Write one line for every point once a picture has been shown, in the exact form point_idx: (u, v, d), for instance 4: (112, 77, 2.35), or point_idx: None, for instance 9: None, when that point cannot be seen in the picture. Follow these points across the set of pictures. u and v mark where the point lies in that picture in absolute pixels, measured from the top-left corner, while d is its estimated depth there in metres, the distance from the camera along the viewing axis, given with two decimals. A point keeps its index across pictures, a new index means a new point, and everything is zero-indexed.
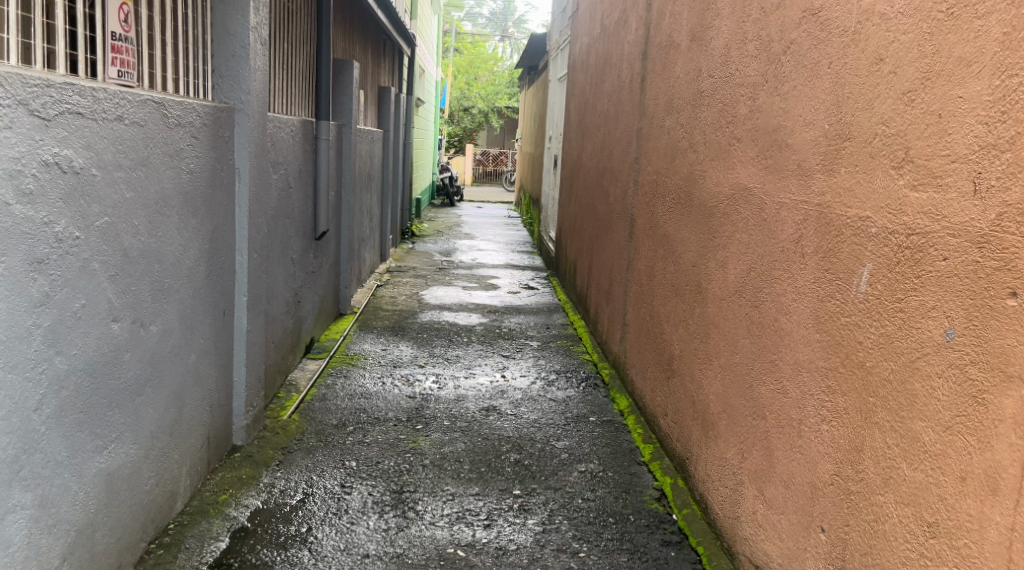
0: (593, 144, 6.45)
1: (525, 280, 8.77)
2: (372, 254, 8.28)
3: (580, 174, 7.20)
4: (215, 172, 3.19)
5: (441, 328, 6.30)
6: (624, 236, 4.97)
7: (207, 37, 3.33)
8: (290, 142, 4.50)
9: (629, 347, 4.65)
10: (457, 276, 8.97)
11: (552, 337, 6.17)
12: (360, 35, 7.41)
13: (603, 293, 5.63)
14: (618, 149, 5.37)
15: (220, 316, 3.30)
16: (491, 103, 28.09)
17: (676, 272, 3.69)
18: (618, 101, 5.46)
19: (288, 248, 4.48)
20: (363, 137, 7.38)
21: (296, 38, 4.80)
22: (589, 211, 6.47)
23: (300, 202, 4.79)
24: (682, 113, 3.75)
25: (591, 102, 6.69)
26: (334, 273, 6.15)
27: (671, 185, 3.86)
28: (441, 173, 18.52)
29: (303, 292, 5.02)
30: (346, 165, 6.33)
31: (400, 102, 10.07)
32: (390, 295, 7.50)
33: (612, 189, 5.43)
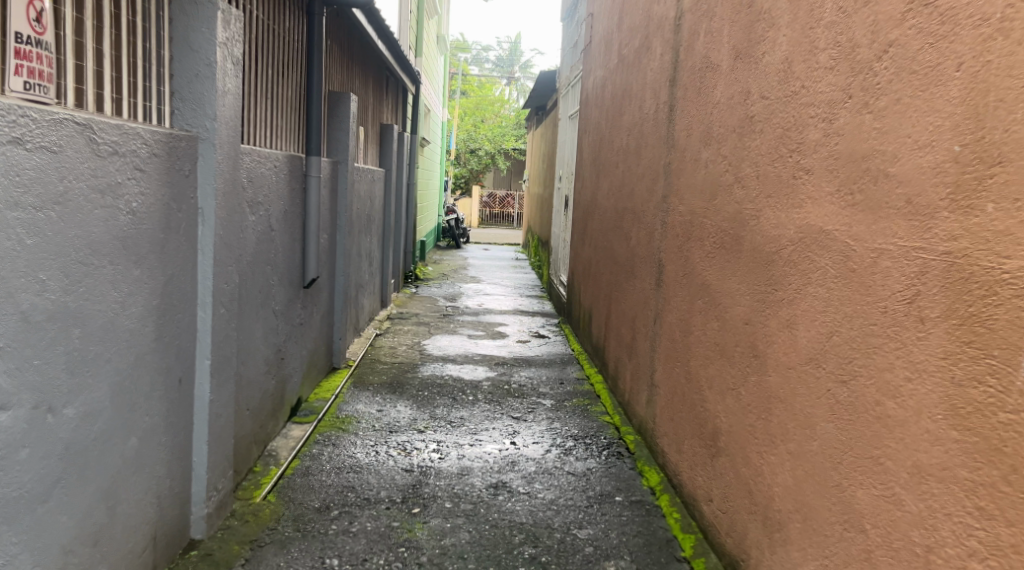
0: (611, 183, 5.92)
1: (535, 328, 8.19)
2: (371, 300, 7.72)
3: (595, 215, 6.66)
4: (170, 213, 2.65)
5: (443, 383, 5.69)
6: (650, 285, 4.39)
7: (167, 53, 2.81)
8: (273, 178, 3.97)
9: (660, 413, 4.04)
10: (462, 323, 8.39)
11: (567, 395, 5.55)
12: (359, 68, 6.93)
13: (625, 348, 5.03)
14: (641, 187, 4.82)
15: (174, 386, 2.73)
16: (497, 145, 27.86)
17: (722, 330, 3.09)
18: (641, 135, 4.93)
19: (267, 299, 3.91)
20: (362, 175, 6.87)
21: (283, 64, 4.29)
22: (607, 256, 5.91)
23: (284, 247, 4.24)
24: (723, 143, 3.21)
25: (608, 138, 6.17)
26: (326, 323, 5.57)
27: (713, 228, 3.29)
28: (447, 215, 18.11)
29: (288, 349, 4.44)
30: (342, 207, 5.79)
31: (403, 140, 9.58)
32: (388, 346, 6.91)
33: (636, 232, 4.87)
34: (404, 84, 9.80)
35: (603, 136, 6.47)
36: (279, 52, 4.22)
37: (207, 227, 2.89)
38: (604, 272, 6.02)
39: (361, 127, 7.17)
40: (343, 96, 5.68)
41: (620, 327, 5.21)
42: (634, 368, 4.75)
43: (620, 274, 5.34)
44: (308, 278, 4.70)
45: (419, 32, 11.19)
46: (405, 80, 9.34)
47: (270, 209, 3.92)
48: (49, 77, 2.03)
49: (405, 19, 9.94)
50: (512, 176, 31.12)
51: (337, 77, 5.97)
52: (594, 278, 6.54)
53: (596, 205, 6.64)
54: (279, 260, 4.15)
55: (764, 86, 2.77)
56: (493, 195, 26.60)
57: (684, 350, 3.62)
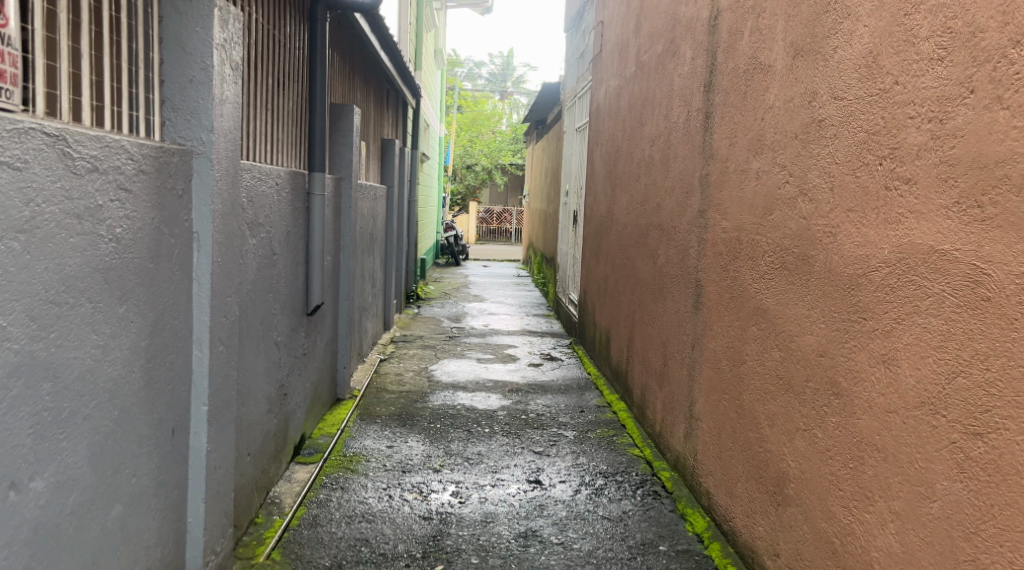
0: (631, 198, 5.59)
1: (546, 350, 7.83)
2: (374, 323, 7.35)
3: (612, 232, 6.32)
4: (161, 240, 2.29)
5: (456, 414, 5.32)
6: (687, 308, 4.05)
7: (156, 57, 2.46)
8: (274, 198, 3.62)
9: (704, 449, 3.68)
10: (469, 346, 8.02)
11: (589, 425, 5.18)
12: (361, 80, 6.60)
13: (655, 374, 4.68)
14: (671, 202, 4.48)
15: (166, 438, 2.37)
16: (494, 160, 27.60)
17: (787, 362, 2.74)
18: (668, 147, 4.59)
19: (269, 331, 3.55)
20: (364, 193, 6.53)
21: (284, 73, 3.95)
22: (629, 276, 5.56)
23: (286, 273, 3.88)
24: (780, 152, 2.88)
25: (627, 150, 5.84)
26: (330, 352, 5.20)
27: (770, 246, 2.94)
28: (446, 232, 17.80)
29: (291, 383, 4.07)
30: (345, 227, 5.43)
31: (404, 156, 9.25)
32: (394, 372, 6.54)
33: (666, 250, 4.52)
34: (404, 99, 9.46)
35: (619, 149, 6.14)
36: (280, 60, 3.88)
37: (203, 253, 2.54)
38: (625, 293, 5.68)
39: (364, 143, 6.82)
40: (346, 109, 5.34)
41: (648, 352, 4.86)
42: (667, 397, 4.39)
43: (646, 294, 4.99)
44: (312, 305, 4.33)
45: (419, 45, 10.90)
46: (405, 93, 9.01)
47: (271, 231, 3.57)
48: (13, 79, 1.67)
49: (405, 31, 9.64)
50: (509, 192, 30.89)
51: (339, 89, 5.64)
52: (612, 298, 6.19)
53: (613, 220, 6.30)
54: (282, 287, 3.79)
55: (836, 86, 2.44)
56: (491, 211, 26.35)
57: (736, 382, 3.27)
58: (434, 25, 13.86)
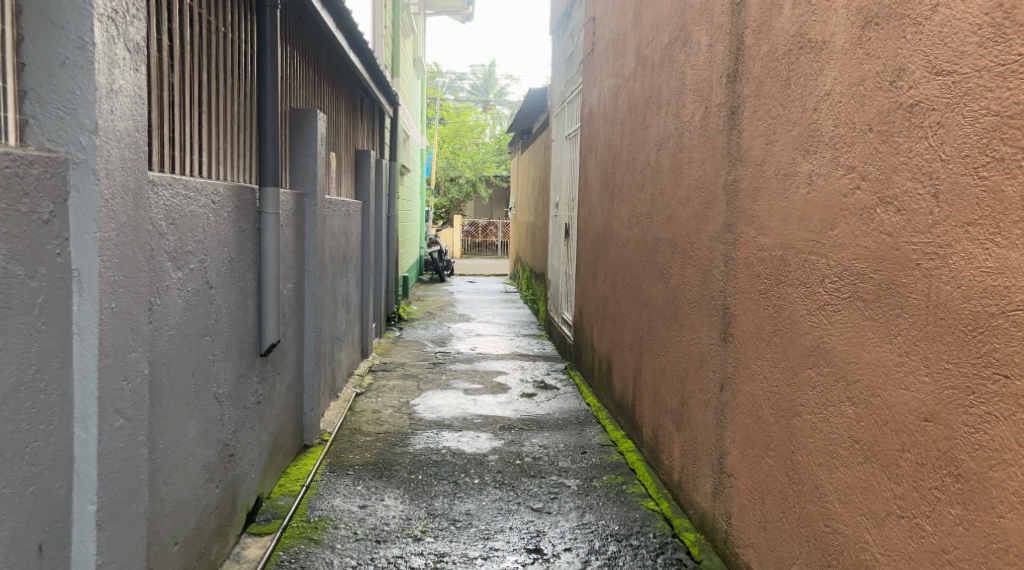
0: (635, 208, 4.95)
1: (539, 376, 7.17)
2: (349, 353, 6.66)
3: (612, 247, 5.68)
4: (9, 285, 1.63)
5: (440, 462, 4.65)
6: (712, 339, 3.41)
7: (10, 32, 1.79)
8: (210, 219, 2.95)
9: (740, 513, 3.03)
10: (456, 373, 7.36)
11: (593, 472, 4.52)
12: (328, 83, 5.94)
13: (671, 414, 4.03)
14: (686, 212, 3.84)
15: (28, 560, 1.71)
16: (478, 172, 27.01)
17: (866, 422, 2.10)
18: (680, 150, 3.97)
19: (205, 383, 2.89)
20: (334, 208, 5.85)
21: (220, 68, 3.27)
22: (634, 298, 4.93)
23: (230, 309, 3.21)
24: (845, 149, 2.27)
25: (627, 156, 5.22)
26: (294, 393, 4.52)
27: (834, 268, 2.31)
28: (429, 247, 17.16)
29: (240, 440, 3.40)
30: (309, 249, 4.76)
31: (381, 168, 8.58)
32: (371, 409, 5.86)
33: (681, 268, 3.89)
34: (380, 107, 8.82)
35: (619, 155, 5.52)
36: (216, 52, 3.21)
37: (85, 298, 1.86)
38: (629, 316, 5.04)
39: (333, 153, 6.16)
40: (308, 114, 4.68)
41: (663, 387, 4.21)
42: (689, 443, 3.74)
43: (657, 318, 4.35)
44: (265, 344, 3.66)
45: (396, 51, 10.27)
46: (381, 100, 8.37)
47: (206, 260, 2.90)
48: None
49: (380, 34, 9.00)
50: (494, 204, 30.32)
51: (300, 92, 4.98)
52: (614, 320, 5.55)
53: (612, 234, 5.67)
54: (223, 326, 3.13)
55: (938, 57, 1.83)
56: (475, 224, 25.76)
57: (786, 436, 2.63)
58: (413, 32, 13.26)
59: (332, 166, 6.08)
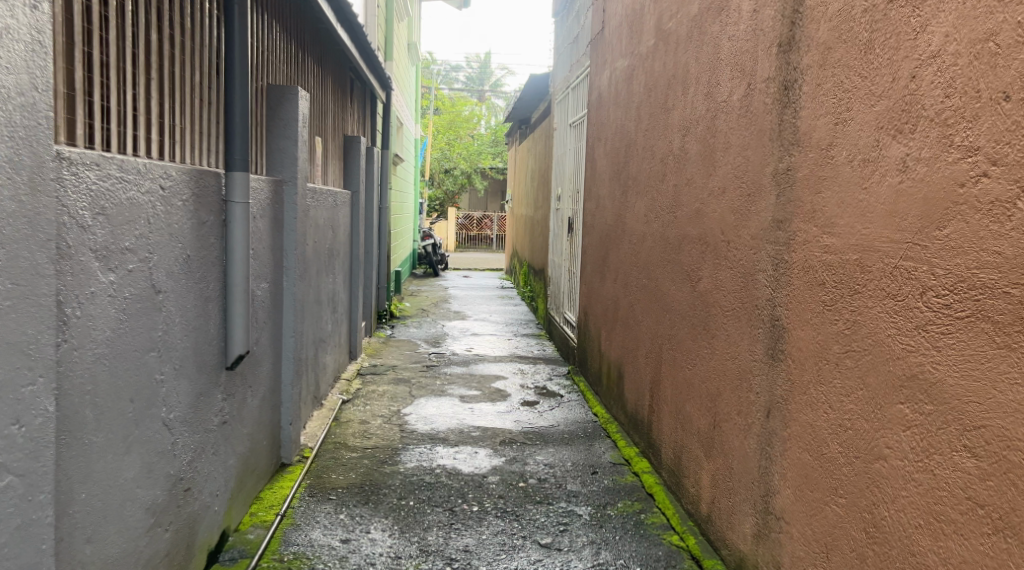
0: (654, 201, 4.44)
1: (540, 383, 6.67)
2: (334, 356, 6.14)
3: (625, 244, 5.18)
4: None
5: (434, 484, 4.15)
6: (755, 356, 2.92)
7: None
8: (161, 209, 2.43)
9: (794, 565, 2.54)
10: (451, 377, 6.85)
11: (605, 498, 4.02)
12: (313, 61, 5.40)
13: (700, 437, 3.53)
14: (722, 205, 3.33)
15: None
16: (473, 164, 26.45)
17: (999, 483, 1.61)
18: (714, 134, 3.46)
19: (150, 409, 2.37)
20: (318, 198, 5.32)
21: (174, 28, 2.74)
22: (652, 301, 4.43)
23: (187, 318, 2.69)
24: (960, 127, 1.77)
25: (645, 144, 4.71)
26: (269, 407, 4.00)
27: (943, 277, 1.81)
28: (422, 241, 16.62)
29: (200, 470, 2.88)
30: (288, 243, 4.23)
31: (372, 156, 8.04)
32: (358, 420, 5.34)
33: (716, 270, 3.38)
34: (372, 91, 8.28)
35: (634, 143, 5.01)
36: (167, 8, 2.67)
37: None
38: (646, 322, 4.55)
39: (318, 137, 5.63)
40: (288, 93, 4.15)
41: (689, 404, 3.72)
42: (722, 473, 3.24)
43: (682, 325, 3.85)
44: (231, 356, 3.14)
45: (390, 34, 9.71)
46: (372, 84, 7.83)
47: (153, 260, 2.37)
48: None
49: (372, 13, 8.45)
50: (489, 197, 29.77)
51: (281, 69, 4.44)
52: (627, 326, 5.05)
53: (625, 231, 5.17)
54: (178, 338, 2.61)
55: None
56: (470, 217, 25.22)
57: (863, 483, 2.13)
58: (408, 15, 12.69)
59: (317, 151, 5.55)
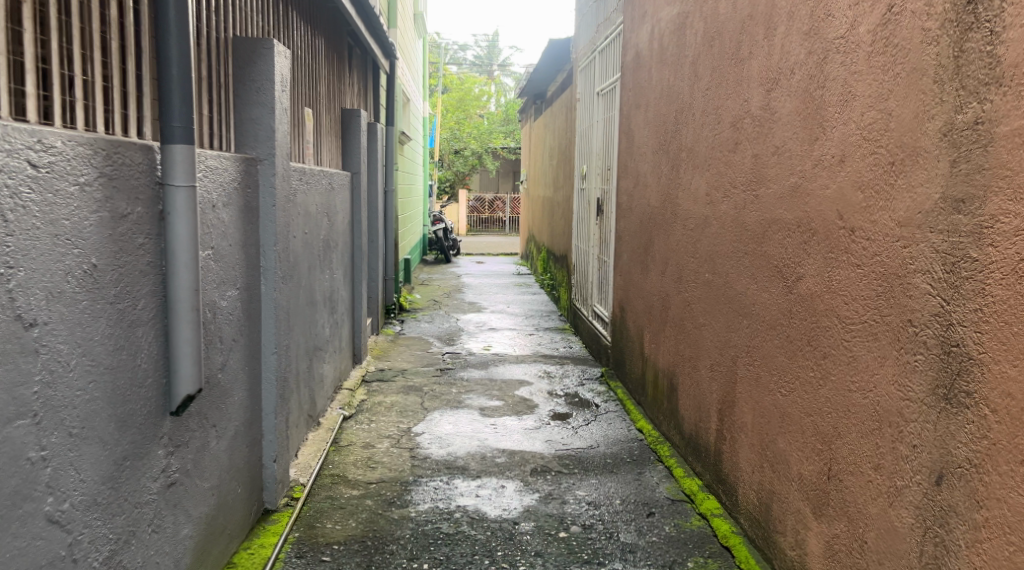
0: (725, 177, 3.57)
1: (571, 391, 5.81)
2: (333, 364, 5.30)
3: (678, 229, 4.30)
4: None
5: (454, 537, 3.31)
6: (908, 394, 2.06)
7: None
8: (28, 201, 1.58)
9: None
10: (468, 383, 6.01)
11: (669, 555, 3.17)
12: (299, 18, 4.55)
13: (802, 487, 2.69)
14: (840, 179, 2.46)
15: None
16: (484, 144, 25.52)
17: None
18: (821, 86, 2.60)
19: (17, 508, 1.54)
20: (308, 180, 4.46)
21: None
22: (720, 302, 3.58)
23: (94, 357, 1.85)
24: None
25: (707, 107, 3.82)
26: (245, 446, 3.16)
27: None
28: (433, 225, 15.75)
29: (130, 564, 2.06)
30: (266, 237, 3.38)
31: (375, 133, 7.16)
32: (360, 444, 4.51)
33: (827, 267, 2.53)
34: (374, 60, 7.42)
35: (690, 107, 4.13)
36: None
37: None
38: (711, 326, 3.71)
39: (307, 109, 4.76)
40: (262, 46, 3.29)
41: (783, 439, 2.88)
42: (845, 543, 2.39)
43: (770, 337, 3.01)
44: (175, 399, 2.29)
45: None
46: (373, 52, 6.96)
47: (16, 276, 1.54)
48: None
49: None
50: (501, 178, 28.84)
51: (254, 20, 3.58)
52: (682, 329, 4.21)
53: (679, 215, 4.29)
54: (78, 388, 1.77)
55: None
56: (481, 199, 24.32)
57: None
58: None
59: (305, 126, 4.70)
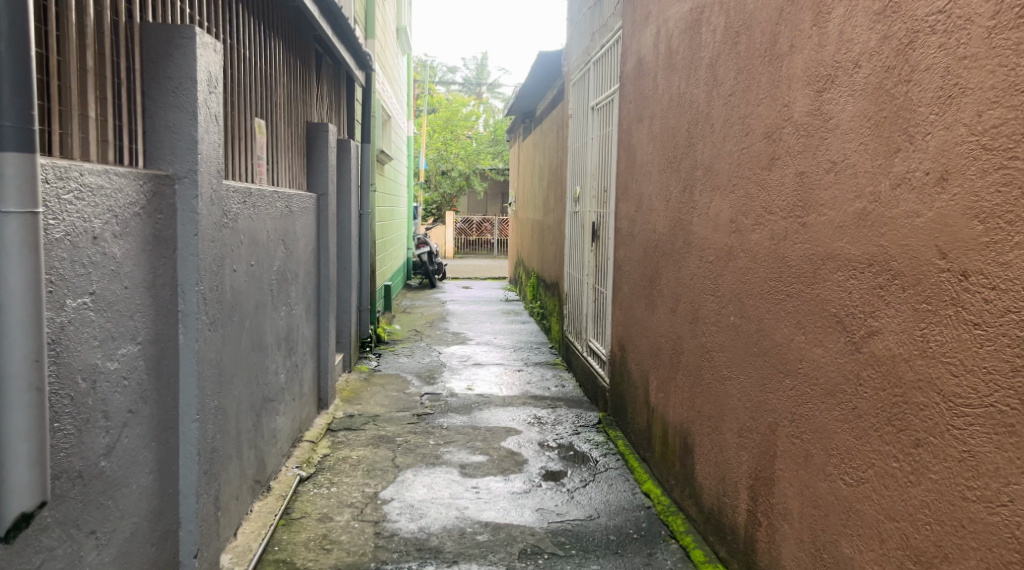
0: (756, 199, 2.91)
1: (565, 443, 5.10)
2: (290, 415, 4.58)
3: (693, 261, 3.65)
4: None
5: None
6: None
7: None
8: None
9: None
10: (449, 432, 5.30)
11: None
12: (248, 12, 3.90)
13: None
14: (939, 203, 1.81)
15: None
16: (472, 165, 24.94)
17: None
18: (905, 79, 1.95)
19: None
20: (256, 202, 3.78)
21: None
22: (752, 353, 2.92)
23: None
24: None
25: (731, 116, 3.19)
26: (150, 546, 2.45)
27: None
28: (417, 248, 15.08)
29: None
30: (186, 273, 2.70)
31: (347, 151, 6.50)
32: (315, 517, 3.79)
33: (920, 322, 1.87)
34: (348, 71, 6.80)
35: (708, 117, 3.49)
36: None
37: None
38: (739, 381, 3.05)
39: (257, 119, 4.10)
40: (180, 35, 2.62)
41: (846, 541, 2.21)
42: None
43: (826, 404, 2.34)
44: (5, 519, 1.60)
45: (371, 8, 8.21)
46: (345, 61, 6.33)
47: None
48: None
49: None
50: (489, 200, 28.28)
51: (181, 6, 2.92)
52: (700, 380, 3.54)
53: (695, 245, 3.63)
54: None
55: None
56: (469, 221, 23.67)
57: None
58: None
59: (255, 138, 4.03)
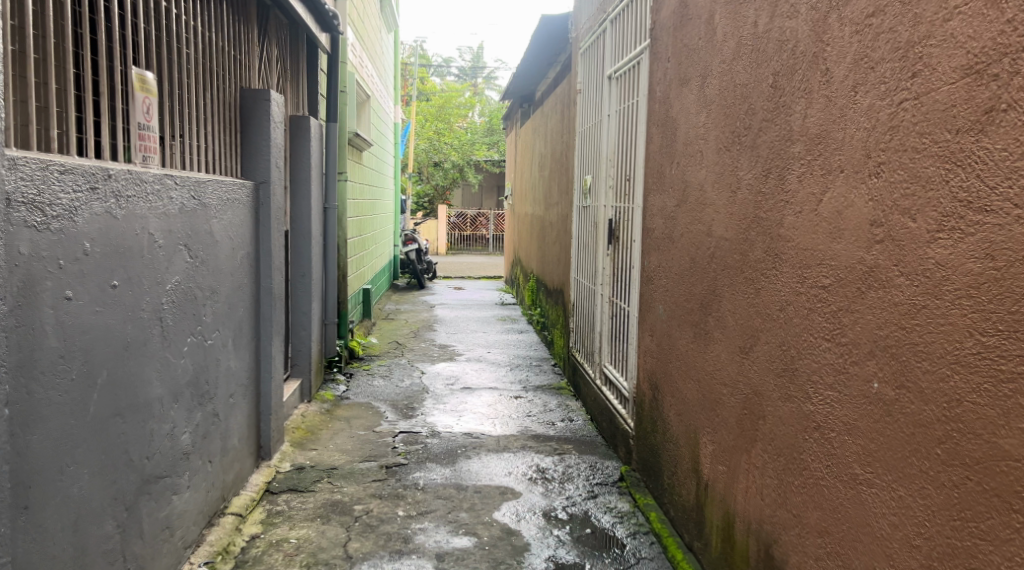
0: (941, 186, 1.66)
1: (578, 514, 3.83)
2: (202, 485, 3.32)
3: (788, 283, 2.40)
4: None
5: None
6: None
7: None
8: None
9: None
10: (426, 494, 4.04)
11: None
12: None
13: None
14: None
15: None
16: (467, 156, 23.63)
17: None
18: None
19: None
20: (127, 191, 2.52)
21: None
22: (927, 454, 1.68)
23: None
24: None
25: (873, 51, 1.93)
26: None
27: None
28: (405, 245, 13.79)
29: None
30: None
31: (304, 130, 5.22)
32: None
33: None
34: (307, 34, 5.55)
35: (816, 59, 2.24)
36: None
37: None
38: (892, 494, 1.82)
39: (145, 72, 2.84)
40: None
41: None
42: None
43: None
44: None
45: None
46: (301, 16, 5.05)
47: None
48: None
49: None
50: (483, 192, 27.00)
51: None
52: (799, 468, 2.30)
53: (792, 260, 2.37)
54: None
55: None
56: (463, 215, 22.37)
57: None
58: None
59: (134, 98, 2.75)
